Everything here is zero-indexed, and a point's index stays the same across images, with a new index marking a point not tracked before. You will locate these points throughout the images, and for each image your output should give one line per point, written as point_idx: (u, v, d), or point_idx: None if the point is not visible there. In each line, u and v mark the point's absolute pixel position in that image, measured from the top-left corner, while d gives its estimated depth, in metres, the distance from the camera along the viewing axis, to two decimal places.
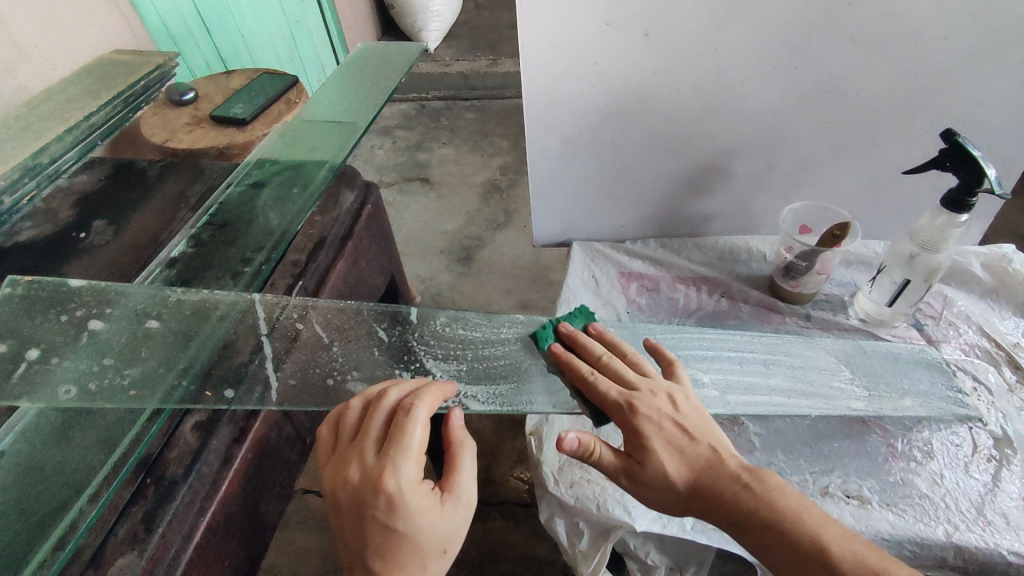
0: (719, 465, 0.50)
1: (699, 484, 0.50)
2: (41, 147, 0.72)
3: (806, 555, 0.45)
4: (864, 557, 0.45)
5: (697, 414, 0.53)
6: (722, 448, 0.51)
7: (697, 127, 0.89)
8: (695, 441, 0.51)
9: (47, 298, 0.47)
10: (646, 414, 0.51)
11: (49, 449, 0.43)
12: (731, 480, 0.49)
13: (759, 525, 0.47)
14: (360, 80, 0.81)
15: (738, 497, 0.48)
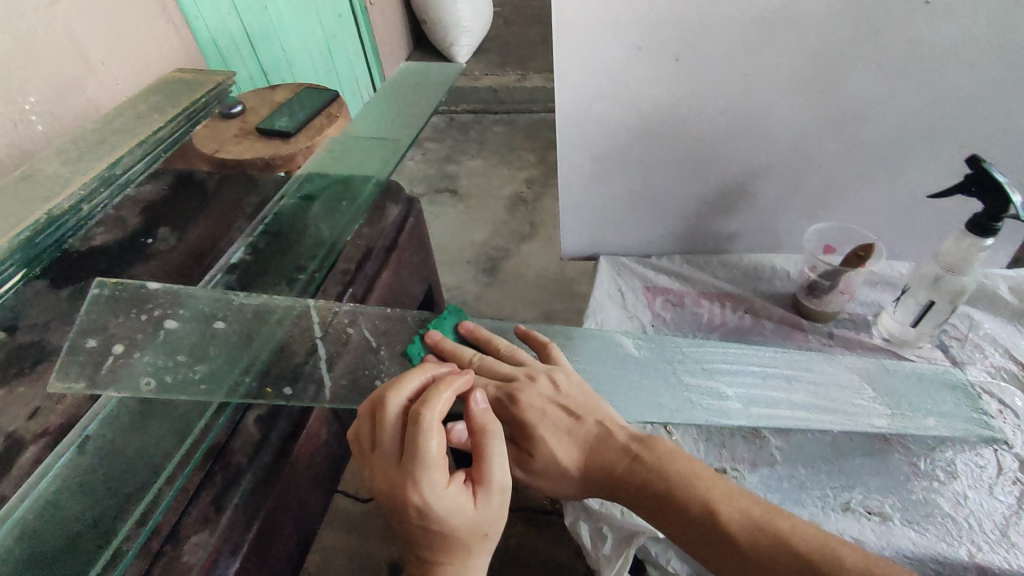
0: (605, 438, 0.60)
1: (587, 458, 0.60)
2: (115, 159, 0.77)
3: (687, 512, 0.54)
4: (743, 508, 0.53)
5: (577, 393, 0.63)
6: (606, 421, 0.61)
7: (724, 148, 0.92)
8: (577, 419, 0.61)
9: (128, 298, 0.52)
10: (528, 405, 0.61)
11: (128, 435, 0.49)
12: (615, 451, 0.59)
13: (641, 490, 0.57)
14: (403, 99, 0.86)
15: (623, 465, 0.58)
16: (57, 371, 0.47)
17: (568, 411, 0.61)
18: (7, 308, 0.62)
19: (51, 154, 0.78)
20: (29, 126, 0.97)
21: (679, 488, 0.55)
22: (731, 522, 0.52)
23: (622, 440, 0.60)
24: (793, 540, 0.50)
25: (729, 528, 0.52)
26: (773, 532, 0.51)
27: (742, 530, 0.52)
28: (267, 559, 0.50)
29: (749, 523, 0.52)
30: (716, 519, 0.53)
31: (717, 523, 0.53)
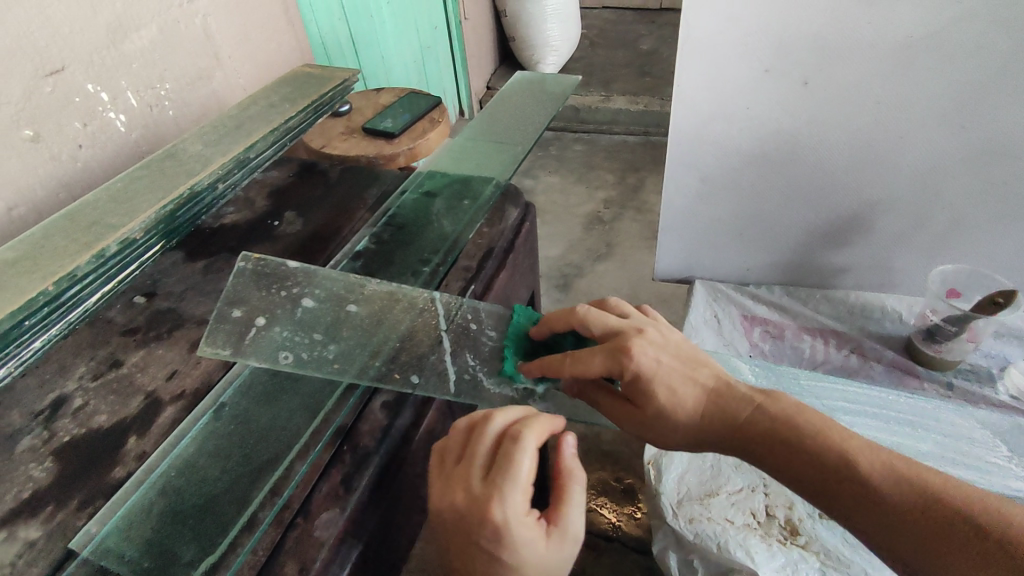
0: (726, 389, 0.52)
1: (710, 411, 0.51)
2: (250, 144, 0.79)
3: (834, 471, 0.47)
4: (886, 461, 0.46)
5: (685, 344, 0.54)
6: (718, 372, 0.54)
7: (844, 179, 0.88)
8: (694, 369, 0.53)
9: (270, 273, 0.54)
10: (645, 357, 0.51)
11: (260, 405, 0.51)
12: (745, 404, 0.51)
13: (782, 445, 0.49)
14: (520, 109, 0.87)
15: (754, 417, 0.50)
16: (206, 338, 0.48)
17: (684, 361, 0.53)
18: (146, 275, 0.66)
19: (192, 134, 0.81)
20: (163, 111, 1.00)
21: (826, 442, 0.48)
22: (885, 482, 0.45)
23: (746, 391, 0.52)
24: (946, 497, 0.44)
25: (883, 484, 0.45)
26: (924, 488, 0.44)
27: (886, 482, 0.45)
28: (385, 548, 0.48)
29: (900, 482, 0.45)
30: (867, 477, 0.46)
31: (868, 480, 0.46)
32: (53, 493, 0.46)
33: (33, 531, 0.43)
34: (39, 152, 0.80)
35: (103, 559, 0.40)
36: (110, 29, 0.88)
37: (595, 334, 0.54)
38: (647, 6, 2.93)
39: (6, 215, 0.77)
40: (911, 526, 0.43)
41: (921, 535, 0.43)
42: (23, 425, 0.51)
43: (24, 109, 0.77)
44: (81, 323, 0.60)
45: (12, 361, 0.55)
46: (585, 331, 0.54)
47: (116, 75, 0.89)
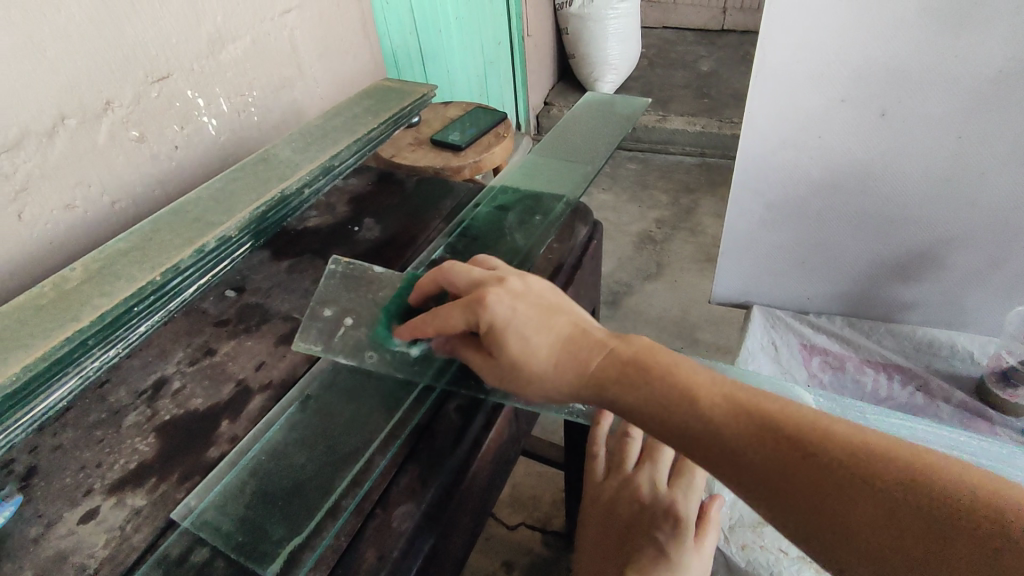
0: (581, 337, 0.48)
1: (563, 363, 0.47)
2: (335, 152, 0.84)
3: (677, 417, 0.43)
4: (731, 397, 0.43)
5: (545, 294, 0.51)
6: (576, 319, 0.50)
7: (914, 214, 0.87)
8: (547, 317, 0.49)
9: (358, 278, 0.62)
10: (498, 306, 0.48)
11: (343, 401, 0.54)
12: (596, 353, 0.47)
13: (631, 393, 0.45)
14: (590, 129, 0.89)
15: (606, 365, 0.46)
16: (301, 335, 0.57)
17: (540, 309, 0.49)
18: (236, 272, 0.70)
19: (283, 141, 0.86)
20: (249, 117, 1.00)
21: (672, 385, 0.44)
22: (725, 420, 0.42)
23: (600, 338, 0.48)
24: (787, 426, 0.40)
25: (725, 422, 0.41)
26: (770, 424, 0.41)
27: (742, 431, 0.41)
28: (453, 545, 0.50)
29: (740, 418, 0.41)
30: (707, 416, 0.42)
31: (710, 422, 0.42)
32: (155, 466, 0.50)
33: (139, 500, 0.48)
34: (142, 151, 0.83)
35: (201, 531, 0.44)
36: (210, 39, 0.89)
37: (459, 289, 0.53)
38: (707, 28, 2.92)
39: (109, 208, 0.80)
40: (758, 467, 0.40)
41: (769, 477, 0.40)
42: (129, 401, 0.56)
43: (132, 111, 0.81)
44: (178, 312, 0.65)
45: (119, 343, 0.60)
46: (452, 287, 0.54)
47: (211, 81, 0.91)
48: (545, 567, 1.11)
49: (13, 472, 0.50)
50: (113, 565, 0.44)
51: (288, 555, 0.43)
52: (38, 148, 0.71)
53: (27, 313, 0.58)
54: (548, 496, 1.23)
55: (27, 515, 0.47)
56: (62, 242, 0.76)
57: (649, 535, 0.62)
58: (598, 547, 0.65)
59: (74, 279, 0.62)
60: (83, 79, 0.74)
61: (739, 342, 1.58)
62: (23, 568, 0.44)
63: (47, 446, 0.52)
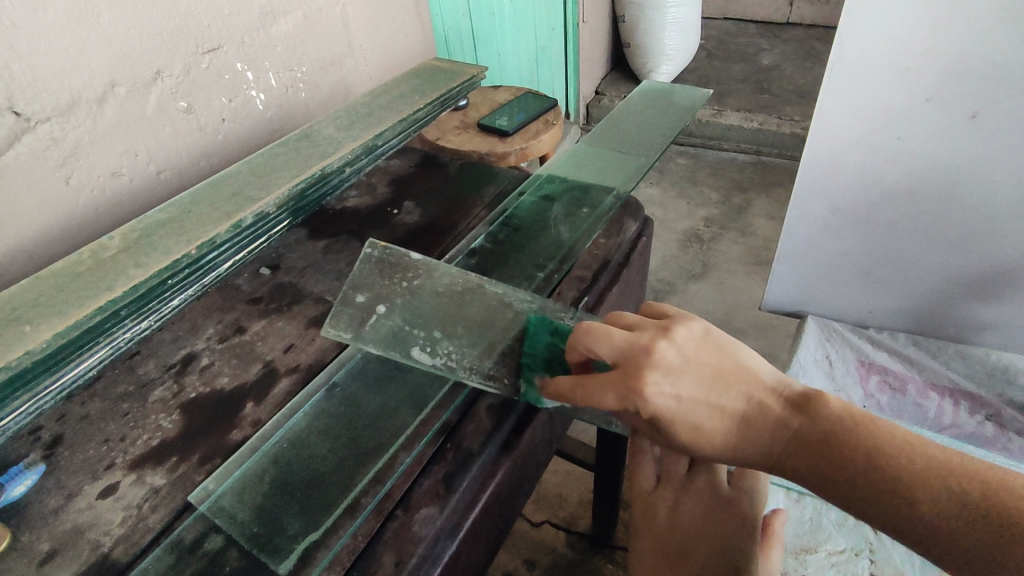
0: (759, 416, 0.40)
1: (744, 446, 0.40)
2: (379, 132, 0.81)
3: (886, 512, 0.37)
4: (950, 488, 0.37)
5: (705, 356, 0.41)
6: (750, 387, 0.41)
7: (1006, 229, 0.78)
8: (717, 395, 0.41)
9: (393, 263, 0.58)
10: (661, 398, 0.40)
11: (370, 391, 0.52)
12: (778, 436, 0.40)
13: (831, 488, 0.39)
14: (645, 120, 0.84)
15: (791, 452, 0.40)
16: (330, 320, 0.53)
17: (709, 386, 0.40)
18: (272, 249, 0.69)
19: (326, 117, 0.84)
20: (297, 93, 0.98)
21: (878, 478, 0.38)
22: (948, 517, 0.36)
23: (780, 413, 0.40)
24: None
25: (947, 519, 0.36)
26: (993, 517, 0.36)
27: (952, 519, 0.36)
28: (475, 552, 0.47)
29: (972, 516, 0.36)
30: (925, 518, 0.36)
31: (921, 516, 0.37)
32: (177, 444, 0.49)
33: (158, 478, 0.46)
34: (189, 122, 0.82)
35: (217, 518, 0.42)
36: (262, 12, 0.87)
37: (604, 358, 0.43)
38: (770, 20, 2.79)
39: (155, 177, 0.80)
40: (1004, 570, 0.35)
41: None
42: (156, 375, 0.55)
43: (182, 81, 0.80)
44: (212, 287, 0.64)
45: (152, 316, 0.60)
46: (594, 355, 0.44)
47: (261, 55, 0.90)
48: (567, 568, 1.08)
49: (39, 439, 0.50)
50: (128, 545, 0.42)
51: (303, 552, 0.41)
52: (89, 116, 0.71)
53: (63, 279, 0.57)
54: (574, 496, 1.19)
55: (48, 486, 0.46)
56: (105, 209, 0.75)
57: (720, 546, 0.54)
58: (655, 551, 0.57)
59: (111, 248, 0.62)
60: (134, 46, 0.73)
61: (785, 351, 1.50)
62: (39, 540, 0.43)
63: (74, 416, 0.52)
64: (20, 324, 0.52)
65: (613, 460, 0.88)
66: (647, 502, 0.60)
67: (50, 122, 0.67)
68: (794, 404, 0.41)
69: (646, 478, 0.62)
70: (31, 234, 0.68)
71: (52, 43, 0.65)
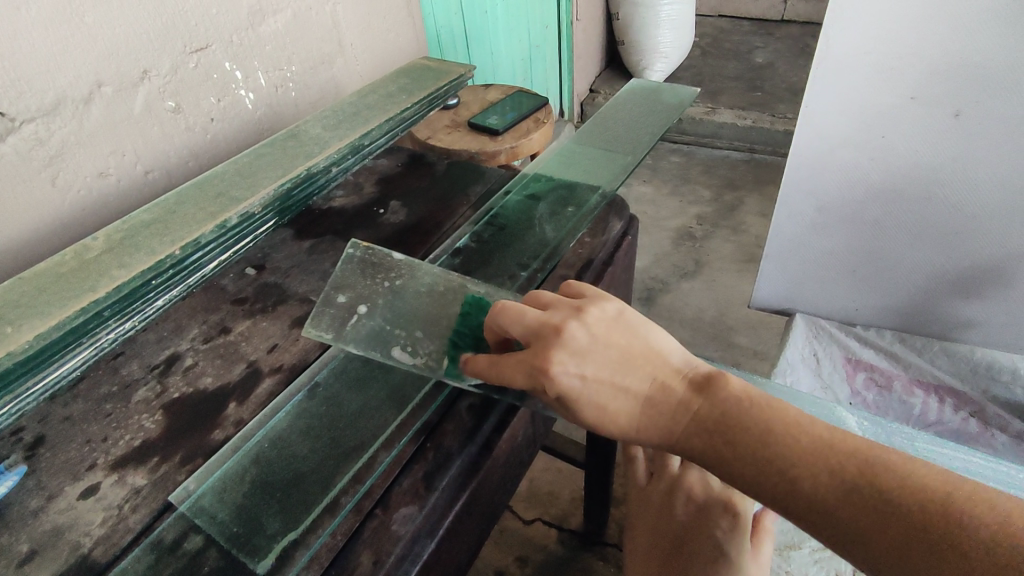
0: (662, 396, 0.41)
1: (648, 427, 0.41)
2: (366, 131, 0.81)
3: (773, 491, 0.38)
4: (832, 467, 0.37)
5: (613, 336, 0.42)
6: (656, 368, 0.42)
7: (988, 225, 0.79)
8: (621, 375, 0.41)
9: (375, 264, 0.58)
10: (565, 377, 0.41)
11: (352, 391, 0.52)
12: (679, 416, 0.41)
13: (728, 468, 0.39)
14: (632, 118, 0.85)
15: (692, 432, 0.40)
16: (312, 320, 0.53)
17: (614, 367, 0.41)
18: (258, 249, 0.70)
19: (313, 117, 0.84)
20: (287, 92, 0.98)
21: (770, 457, 0.38)
22: (828, 495, 0.36)
23: (681, 394, 0.41)
24: (908, 500, 0.34)
25: (829, 496, 0.36)
26: (876, 499, 0.35)
27: (835, 497, 0.36)
28: (455, 550, 0.47)
29: (854, 496, 0.35)
30: (808, 496, 0.36)
31: (805, 494, 0.37)
32: (159, 445, 0.49)
33: (139, 479, 0.46)
34: (176, 122, 0.82)
35: (197, 518, 0.43)
36: (251, 11, 0.87)
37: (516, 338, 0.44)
38: (765, 18, 2.79)
39: (142, 177, 0.80)
40: (875, 548, 0.35)
41: (891, 562, 0.34)
42: (140, 375, 0.55)
43: (169, 81, 0.80)
44: (197, 288, 0.64)
45: (137, 316, 0.60)
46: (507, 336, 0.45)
47: (250, 54, 0.89)
48: (558, 564, 1.08)
49: (21, 440, 0.50)
50: (107, 545, 0.42)
51: (282, 551, 0.41)
52: (74, 115, 0.70)
53: (45, 280, 0.57)
54: (566, 493, 1.20)
55: (30, 486, 0.46)
56: (92, 209, 0.75)
57: (710, 538, 0.55)
58: (646, 549, 0.58)
59: (95, 249, 0.62)
60: (120, 46, 0.73)
61: (776, 349, 1.50)
62: (19, 540, 0.43)
63: (56, 417, 0.52)
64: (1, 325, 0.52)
65: (603, 457, 0.89)
66: (641, 499, 0.61)
67: (35, 122, 0.67)
68: (696, 385, 0.42)
69: (639, 477, 0.63)
70: (17, 234, 0.68)
71: (37, 44, 0.65)
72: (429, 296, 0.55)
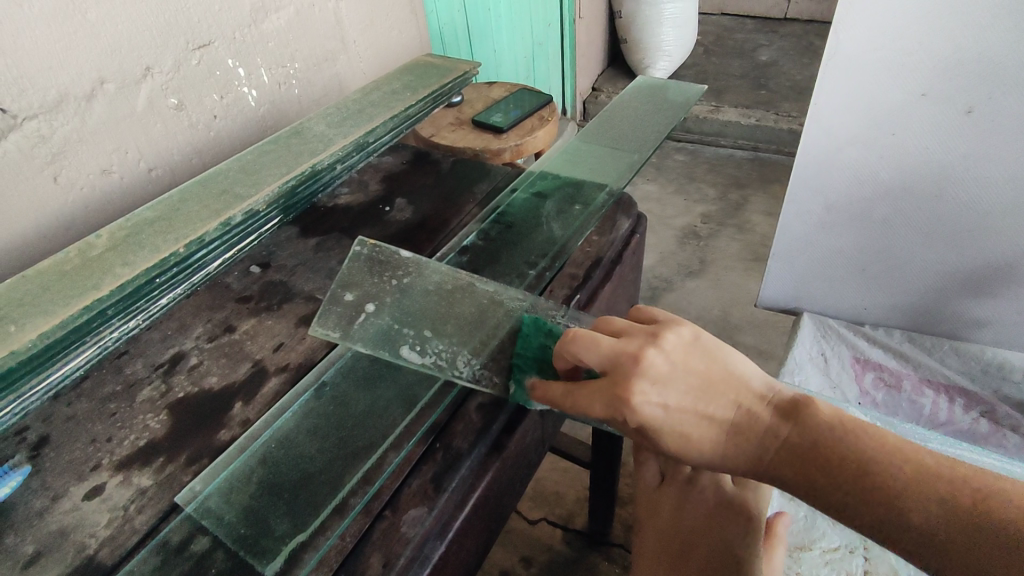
0: (747, 424, 0.40)
1: (737, 456, 0.40)
2: (371, 128, 0.81)
3: (874, 519, 0.37)
4: (935, 493, 0.36)
5: (694, 363, 0.42)
6: (739, 395, 0.41)
7: (1001, 224, 0.78)
8: (705, 403, 0.41)
9: (382, 262, 0.58)
10: (648, 407, 0.40)
11: (359, 390, 0.51)
12: (766, 444, 0.40)
13: (821, 496, 0.39)
14: (639, 116, 0.84)
15: (781, 459, 0.40)
16: (319, 319, 0.52)
17: (697, 395, 0.41)
18: (263, 247, 0.69)
19: (317, 115, 0.83)
20: (290, 90, 0.97)
21: (867, 485, 0.37)
22: (934, 526, 0.36)
23: (768, 421, 0.40)
24: (1010, 522, 0.34)
25: (932, 523, 0.36)
26: (981, 524, 0.35)
27: (939, 523, 0.35)
28: (465, 552, 0.46)
29: (957, 520, 0.35)
30: (911, 522, 0.36)
31: (906, 523, 0.36)
32: (165, 445, 0.48)
33: (145, 479, 0.46)
34: (180, 119, 0.82)
35: (203, 519, 0.42)
36: (254, 8, 0.86)
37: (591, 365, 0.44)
38: (768, 16, 2.78)
39: (145, 175, 0.79)
40: (986, 575, 0.34)
41: None
42: (144, 375, 0.54)
43: (172, 77, 0.79)
44: (202, 286, 0.64)
45: (140, 315, 0.59)
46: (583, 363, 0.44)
47: (253, 51, 0.89)
48: (565, 565, 1.07)
49: (25, 440, 0.49)
50: (113, 547, 0.42)
51: (290, 553, 0.40)
52: (77, 113, 0.70)
53: (49, 279, 0.57)
54: (572, 494, 1.19)
55: (34, 487, 0.46)
56: (96, 207, 0.75)
57: (722, 545, 0.54)
58: (656, 555, 0.57)
59: (99, 247, 0.61)
60: (122, 43, 0.72)
61: (782, 348, 1.50)
62: (23, 542, 0.42)
63: (60, 416, 0.51)
64: (5, 324, 0.52)
65: (609, 457, 0.88)
66: (651, 502, 0.60)
67: (37, 119, 0.66)
68: (783, 412, 0.41)
69: (649, 480, 0.61)
70: (20, 233, 0.68)
71: (39, 40, 0.64)
72: (437, 295, 0.55)
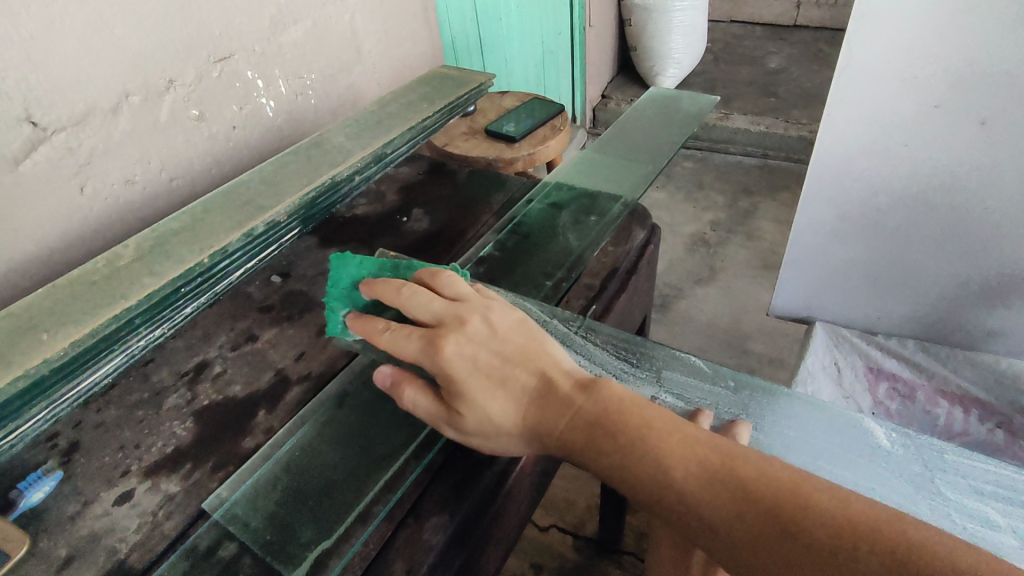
0: (547, 388, 0.44)
1: (528, 418, 0.44)
2: (388, 139, 0.82)
3: (642, 483, 0.39)
4: (702, 460, 0.38)
5: (513, 334, 0.47)
6: (546, 365, 0.45)
7: (1009, 235, 0.78)
8: (513, 365, 0.45)
9: None
10: (457, 355, 0.45)
11: (380, 400, 0.52)
12: (564, 410, 0.43)
13: (603, 460, 0.41)
14: (652, 127, 0.85)
15: (572, 425, 0.42)
16: (344, 329, 0.57)
17: (503, 357, 0.45)
18: (283, 257, 0.71)
19: (336, 127, 0.85)
20: (307, 100, 0.99)
21: (640, 449, 0.40)
22: (693, 487, 0.37)
23: (567, 390, 0.44)
24: (759, 492, 0.36)
25: (691, 489, 0.37)
26: (734, 491, 0.36)
27: (698, 488, 0.37)
28: (484, 559, 0.47)
29: (714, 488, 0.37)
30: (674, 485, 0.38)
31: (674, 490, 0.38)
32: (192, 451, 0.49)
33: (173, 486, 0.47)
34: (200, 130, 0.83)
35: (231, 525, 0.43)
36: (273, 20, 0.88)
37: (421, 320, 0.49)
38: (778, 23, 2.78)
39: (167, 184, 0.81)
40: (731, 542, 0.36)
41: (745, 556, 0.35)
42: (170, 382, 0.56)
43: (194, 89, 0.81)
44: (224, 295, 0.65)
45: (166, 323, 0.61)
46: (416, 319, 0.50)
47: (271, 63, 0.90)
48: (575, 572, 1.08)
49: (57, 446, 0.51)
50: (144, 551, 0.43)
51: (315, 559, 0.41)
52: (103, 124, 0.72)
53: (79, 288, 0.58)
54: (582, 501, 1.19)
55: (66, 492, 0.47)
56: (120, 216, 0.77)
57: None
58: None
59: (126, 257, 0.62)
60: (146, 57, 0.74)
61: (793, 356, 1.50)
62: (56, 546, 0.44)
63: (90, 423, 0.53)
64: (37, 332, 0.53)
65: None
66: None
67: (65, 131, 0.68)
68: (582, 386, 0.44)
69: None
70: (46, 242, 0.69)
71: (69, 54, 0.66)
72: None
